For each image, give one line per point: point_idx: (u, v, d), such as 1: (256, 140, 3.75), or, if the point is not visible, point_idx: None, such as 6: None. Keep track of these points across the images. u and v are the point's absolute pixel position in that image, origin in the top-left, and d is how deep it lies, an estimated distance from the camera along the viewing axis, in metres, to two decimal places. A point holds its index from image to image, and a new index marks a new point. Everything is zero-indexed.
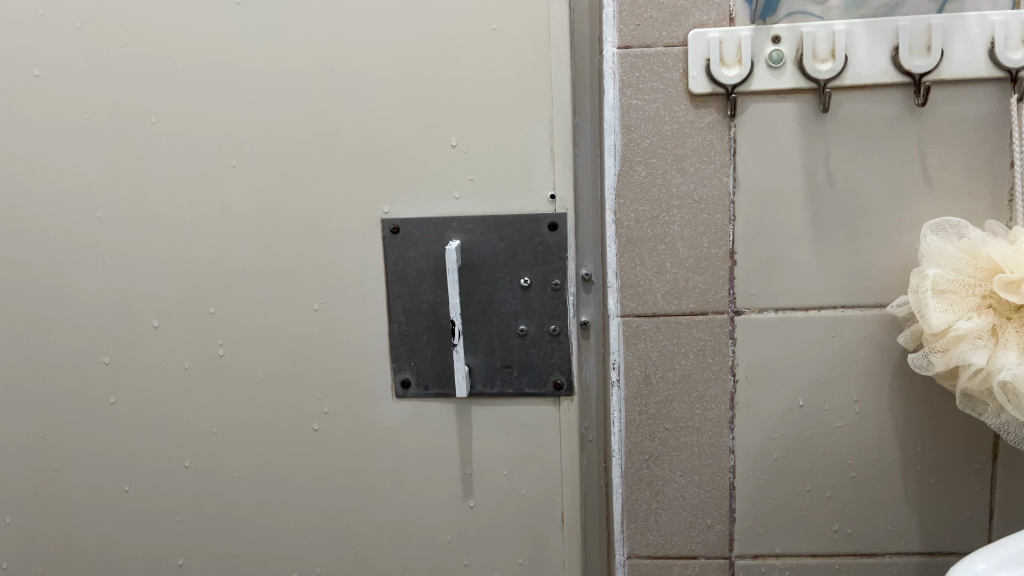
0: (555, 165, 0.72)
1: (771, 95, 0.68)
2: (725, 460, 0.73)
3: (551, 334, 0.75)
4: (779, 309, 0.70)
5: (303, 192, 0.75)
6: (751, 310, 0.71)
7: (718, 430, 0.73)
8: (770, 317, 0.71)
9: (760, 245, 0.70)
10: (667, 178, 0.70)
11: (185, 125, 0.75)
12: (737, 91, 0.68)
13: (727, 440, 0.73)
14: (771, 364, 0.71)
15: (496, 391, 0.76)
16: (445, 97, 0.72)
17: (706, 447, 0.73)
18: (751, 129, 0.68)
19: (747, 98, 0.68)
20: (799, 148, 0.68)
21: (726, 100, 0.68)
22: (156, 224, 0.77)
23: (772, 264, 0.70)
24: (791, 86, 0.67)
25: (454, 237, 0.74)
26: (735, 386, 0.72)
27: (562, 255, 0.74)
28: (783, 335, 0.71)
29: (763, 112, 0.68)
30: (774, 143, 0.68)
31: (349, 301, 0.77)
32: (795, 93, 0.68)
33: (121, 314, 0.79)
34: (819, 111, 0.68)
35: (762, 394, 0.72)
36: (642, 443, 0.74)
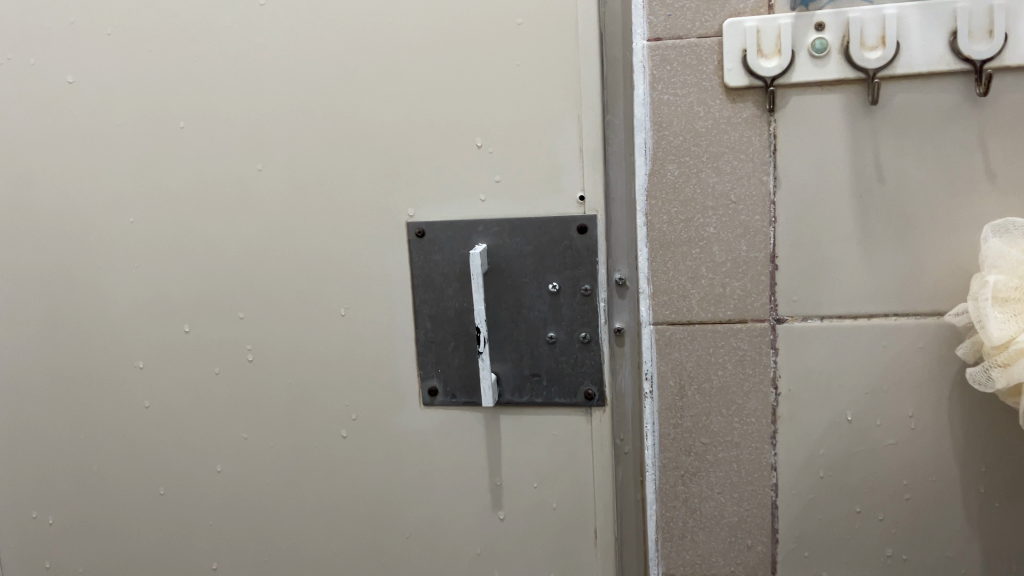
0: (583, 166, 0.69)
1: (815, 86, 0.63)
2: (766, 478, 0.68)
3: (582, 342, 0.71)
4: (824, 317, 0.66)
5: (327, 196, 0.74)
6: (793, 318, 0.66)
7: (758, 445, 0.68)
8: (814, 326, 0.66)
9: (802, 249, 0.65)
10: (702, 178, 0.65)
11: (211, 129, 0.75)
12: (778, 83, 0.63)
13: (768, 456, 0.68)
14: (816, 376, 0.66)
15: (525, 400, 0.73)
16: (470, 97, 0.69)
17: (746, 464, 0.68)
18: (793, 124, 0.64)
19: (788, 90, 0.63)
20: (845, 144, 0.63)
21: (766, 93, 0.63)
22: (186, 229, 0.77)
23: (817, 269, 0.65)
24: (836, 76, 0.62)
25: (481, 241, 0.72)
26: (777, 399, 0.67)
27: (593, 259, 0.70)
28: (829, 345, 0.66)
29: (806, 105, 0.63)
30: (818, 140, 0.64)
31: (375, 307, 0.75)
32: (841, 84, 0.63)
33: (154, 319, 0.79)
34: (868, 104, 0.62)
35: (806, 408, 0.67)
36: (677, 458, 0.69)
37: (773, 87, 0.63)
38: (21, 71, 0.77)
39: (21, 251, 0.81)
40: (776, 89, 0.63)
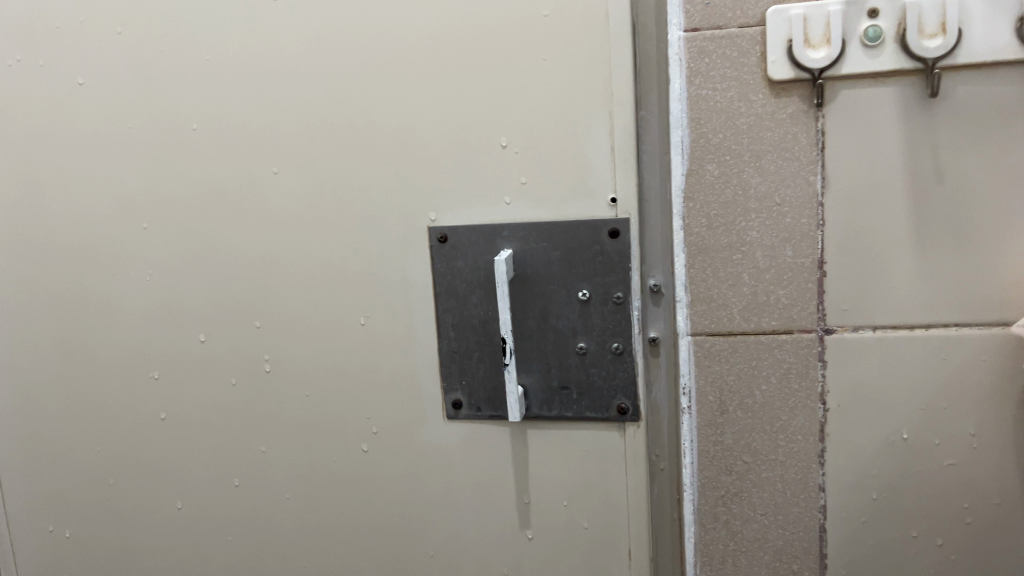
0: (615, 166, 0.64)
1: (867, 78, 0.58)
2: (813, 500, 0.64)
3: (614, 353, 0.67)
4: (877, 328, 0.61)
5: (345, 199, 0.70)
6: (843, 329, 0.61)
7: (805, 464, 0.63)
8: (866, 337, 0.61)
9: (853, 254, 0.60)
10: (743, 178, 0.61)
11: (224, 131, 0.71)
12: (827, 75, 0.58)
13: (815, 476, 0.63)
14: (868, 391, 0.62)
15: (554, 415, 0.69)
16: (493, 94, 0.65)
17: (792, 484, 0.64)
18: (843, 119, 0.59)
19: (838, 82, 0.58)
20: (901, 141, 0.58)
21: (813, 87, 0.58)
22: (200, 235, 0.74)
23: (869, 275, 0.60)
24: (891, 67, 0.57)
25: (506, 247, 0.68)
26: (825, 416, 0.62)
27: (625, 265, 0.66)
28: (882, 358, 0.61)
29: (857, 99, 0.58)
30: (871, 136, 0.58)
31: (396, 316, 0.71)
32: (896, 75, 0.58)
33: (169, 328, 0.76)
34: (925, 96, 0.57)
35: (857, 425, 0.62)
36: (717, 478, 0.65)
37: (822, 80, 0.58)
38: (29, 73, 0.74)
39: (34, 258, 0.78)
40: (825, 82, 0.58)
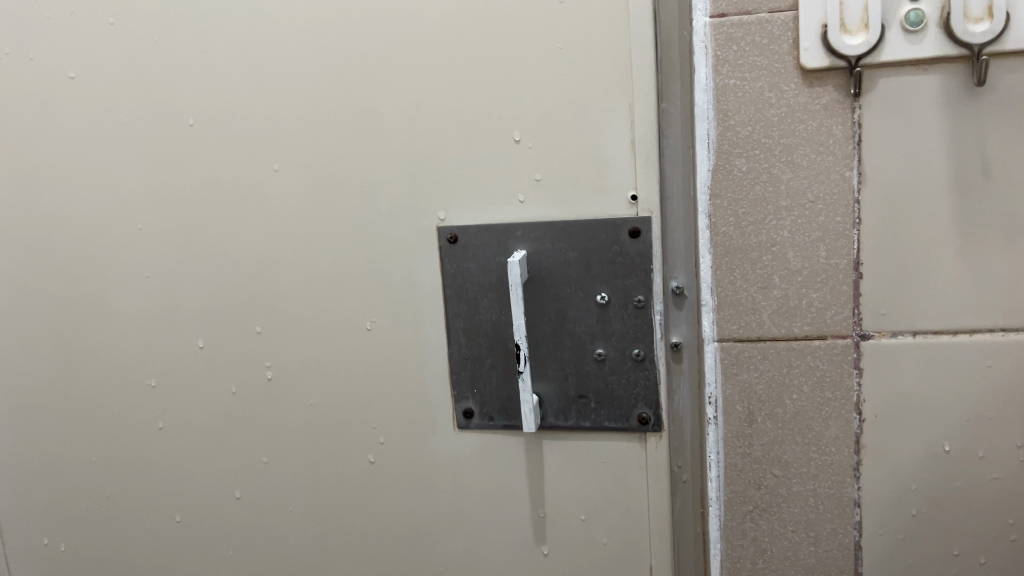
0: (636, 161, 0.61)
1: (907, 66, 0.54)
2: (848, 515, 0.60)
3: (635, 359, 0.63)
4: (917, 333, 0.57)
5: (350, 198, 0.67)
6: (881, 334, 0.57)
7: (839, 478, 0.60)
8: (905, 342, 0.57)
9: (891, 255, 0.56)
10: (774, 174, 0.57)
11: (223, 126, 0.68)
12: (865, 63, 0.54)
13: (850, 490, 0.60)
14: (906, 401, 0.58)
15: (571, 425, 0.66)
16: (506, 86, 0.62)
17: (825, 499, 0.60)
18: (881, 109, 0.55)
19: (876, 70, 0.54)
20: (943, 133, 0.54)
21: (850, 76, 0.54)
22: (198, 236, 0.71)
23: (909, 277, 0.56)
24: (934, 54, 0.53)
25: (520, 247, 0.64)
26: (861, 426, 0.59)
27: (647, 266, 0.62)
28: (922, 365, 0.57)
29: (897, 88, 0.54)
30: (911, 127, 0.55)
31: (404, 320, 0.68)
32: (939, 62, 0.54)
33: (166, 334, 0.73)
34: (971, 86, 0.54)
35: (895, 437, 0.58)
36: (745, 492, 0.61)
37: (859, 68, 0.54)
38: (19, 65, 0.71)
39: (26, 260, 0.75)
40: (863, 70, 0.54)
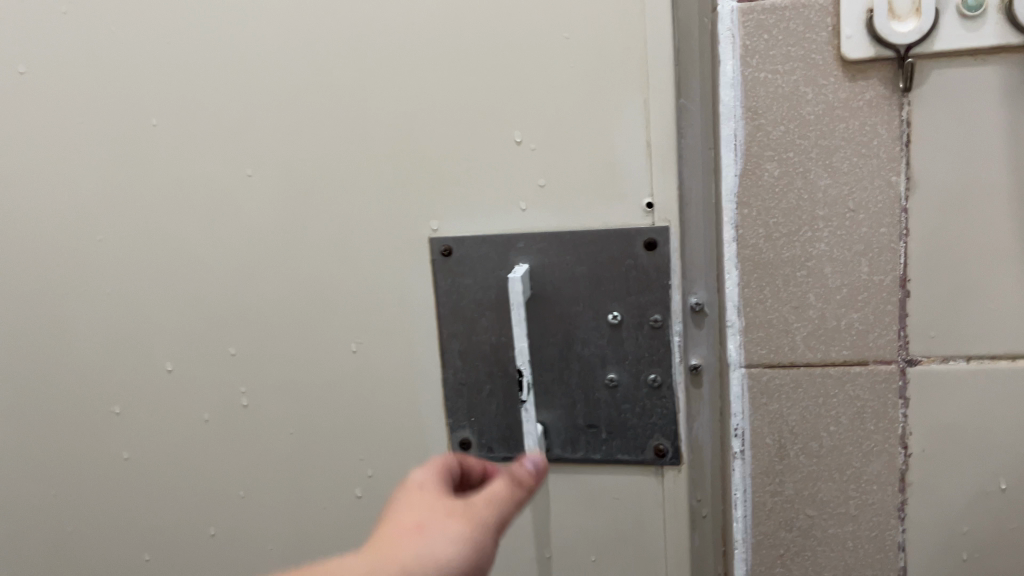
0: (652, 165, 0.54)
1: (964, 56, 0.47)
2: (891, 560, 0.54)
3: (651, 386, 0.57)
4: (971, 358, 0.50)
5: (331, 206, 0.60)
6: (929, 359, 0.51)
7: (881, 519, 0.53)
8: (957, 369, 0.51)
9: (944, 271, 0.49)
10: (810, 180, 0.50)
11: (188, 126, 0.61)
12: (915, 53, 0.47)
13: (894, 533, 0.53)
14: (958, 434, 0.51)
15: (579, 456, 0.59)
16: (505, 81, 0.55)
17: (865, 542, 0.54)
18: (933, 105, 0.48)
19: (928, 61, 0.47)
20: (1005, 133, 0.47)
21: (898, 67, 0.48)
22: (163, 248, 0.64)
23: (963, 297, 0.50)
24: (995, 42, 0.46)
25: (522, 261, 0.58)
26: (906, 462, 0.52)
27: (664, 282, 0.55)
28: (976, 394, 0.51)
29: (953, 80, 0.47)
30: (967, 126, 0.48)
31: (392, 341, 0.61)
32: (1001, 52, 0.47)
33: (131, 356, 0.66)
34: None
35: (944, 473, 0.52)
36: (775, 534, 0.55)
37: (909, 58, 0.47)
38: None
39: None
40: (913, 62, 0.47)
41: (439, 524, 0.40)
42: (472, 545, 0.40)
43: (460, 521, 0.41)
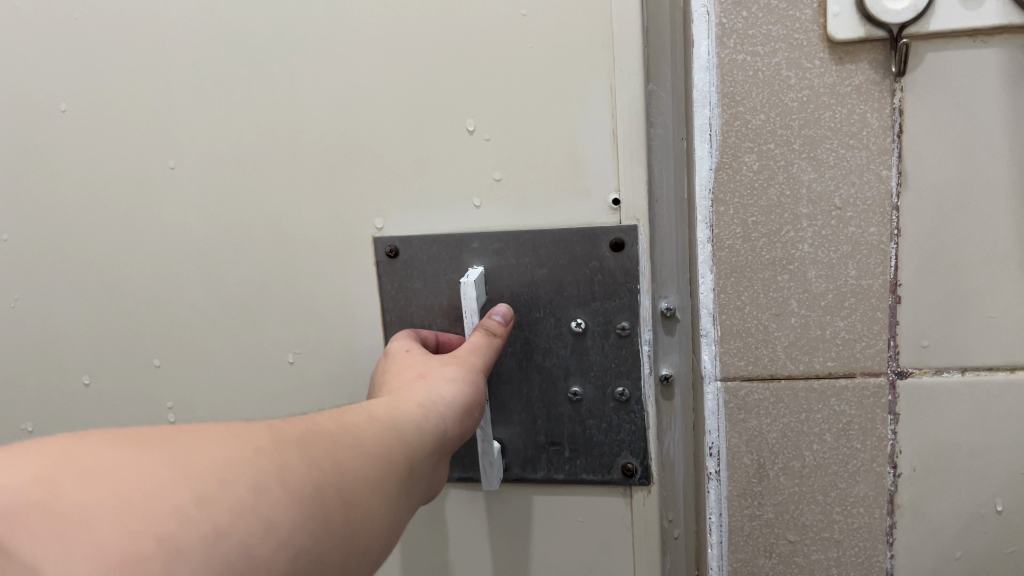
0: (619, 157, 0.49)
1: (961, 37, 0.42)
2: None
3: (618, 400, 0.52)
4: (966, 369, 0.46)
5: (263, 203, 0.54)
6: (922, 371, 0.46)
7: (868, 544, 0.49)
8: (952, 382, 0.46)
9: (938, 275, 0.45)
10: (793, 174, 0.45)
11: (101, 114, 0.54)
12: (910, 33, 0.42)
13: (882, 559, 0.49)
14: (951, 451, 0.47)
15: (541, 477, 0.54)
16: (455, 63, 0.49)
17: (850, 569, 0.50)
18: (927, 91, 0.43)
19: (923, 43, 0.43)
20: (1007, 123, 0.43)
21: (891, 49, 0.43)
22: (76, 249, 0.57)
23: (959, 302, 0.45)
24: (996, 22, 0.41)
25: (475, 263, 0.52)
26: (895, 483, 0.48)
27: (632, 286, 0.50)
28: (971, 409, 0.46)
29: (949, 63, 0.43)
30: (964, 114, 0.43)
31: (334, 351, 0.56)
32: (1002, 32, 0.42)
33: (46, 368, 0.60)
34: None
35: (935, 494, 0.48)
36: (754, 561, 0.51)
37: (904, 39, 0.42)
38: None
39: None
40: (908, 43, 0.42)
41: (436, 369, 0.43)
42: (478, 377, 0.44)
43: (460, 362, 0.45)
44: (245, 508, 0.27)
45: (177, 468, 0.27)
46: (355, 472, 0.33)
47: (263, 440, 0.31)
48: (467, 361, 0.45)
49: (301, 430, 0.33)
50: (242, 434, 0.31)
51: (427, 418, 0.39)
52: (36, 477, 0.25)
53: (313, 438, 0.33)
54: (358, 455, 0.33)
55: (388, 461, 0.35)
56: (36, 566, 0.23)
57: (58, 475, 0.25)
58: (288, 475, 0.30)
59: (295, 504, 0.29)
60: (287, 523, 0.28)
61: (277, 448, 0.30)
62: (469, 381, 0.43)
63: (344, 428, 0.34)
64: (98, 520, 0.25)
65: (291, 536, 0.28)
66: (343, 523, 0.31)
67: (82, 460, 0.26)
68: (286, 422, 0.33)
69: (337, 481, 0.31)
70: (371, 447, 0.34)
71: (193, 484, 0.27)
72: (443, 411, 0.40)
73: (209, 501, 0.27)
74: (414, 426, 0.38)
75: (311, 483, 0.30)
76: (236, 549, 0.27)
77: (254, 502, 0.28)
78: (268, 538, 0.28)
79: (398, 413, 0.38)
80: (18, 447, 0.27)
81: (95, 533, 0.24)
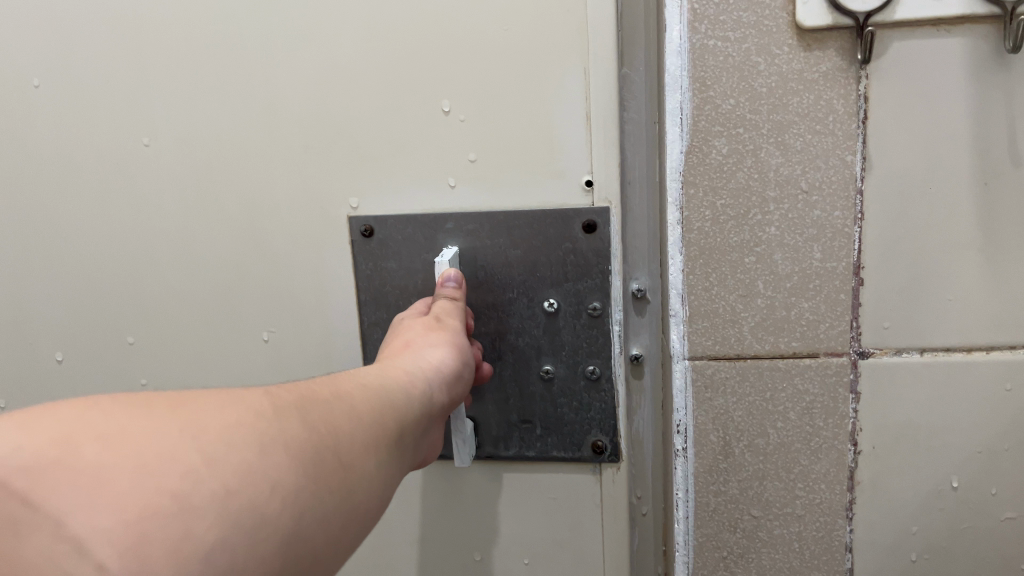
0: (592, 138, 0.50)
1: (925, 26, 0.44)
2: (838, 562, 0.51)
3: (589, 378, 0.53)
4: (925, 350, 0.47)
5: (239, 182, 0.54)
6: (882, 352, 0.48)
7: (829, 520, 0.50)
8: (911, 362, 0.48)
9: (898, 259, 0.46)
10: (761, 158, 0.46)
11: (75, 88, 0.54)
12: (875, 21, 0.44)
13: (842, 533, 0.51)
14: (909, 429, 0.49)
15: (513, 454, 0.55)
16: (430, 43, 0.49)
17: (811, 544, 0.51)
18: (892, 77, 0.44)
19: (888, 30, 0.44)
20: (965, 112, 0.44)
21: (858, 37, 0.44)
22: (50, 225, 0.57)
23: (919, 285, 0.47)
24: (959, 11, 0.43)
25: (450, 243, 0.53)
26: (855, 460, 0.49)
27: (604, 268, 0.51)
28: (931, 389, 0.48)
29: (912, 50, 0.44)
30: (928, 100, 0.44)
31: (309, 329, 0.56)
32: (964, 22, 0.43)
33: (16, 345, 0.60)
34: (1003, 50, 0.43)
35: (895, 471, 0.49)
36: (719, 536, 0.52)
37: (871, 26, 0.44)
38: None
39: None
40: (874, 30, 0.43)
41: (422, 339, 0.46)
42: (459, 348, 0.46)
43: (445, 329, 0.47)
44: (252, 472, 0.28)
45: (185, 432, 0.28)
46: (351, 439, 0.34)
47: (265, 405, 0.32)
48: (452, 329, 0.47)
49: (297, 396, 0.34)
50: (244, 399, 0.31)
51: (414, 383, 0.41)
52: (55, 439, 0.26)
53: (309, 404, 0.34)
54: (352, 422, 0.35)
55: (381, 426, 0.37)
56: (59, 521, 0.25)
57: (73, 439, 0.26)
58: (291, 440, 0.31)
59: (297, 467, 0.30)
60: (292, 485, 0.29)
61: (280, 413, 0.32)
62: (453, 348, 0.46)
63: (339, 396, 0.36)
64: (113, 477, 0.26)
65: (297, 496, 0.29)
66: (342, 488, 0.32)
67: (93, 423, 0.27)
68: (283, 390, 0.34)
69: (335, 445, 0.33)
70: (365, 413, 0.36)
71: (201, 447, 0.28)
72: (428, 377, 0.43)
73: (219, 462, 0.28)
74: (403, 394, 0.40)
75: (314, 448, 0.31)
76: (244, 509, 0.27)
77: (259, 465, 0.29)
78: (273, 499, 0.28)
79: (388, 380, 0.40)
80: (37, 407, 0.28)
81: (115, 490, 0.25)
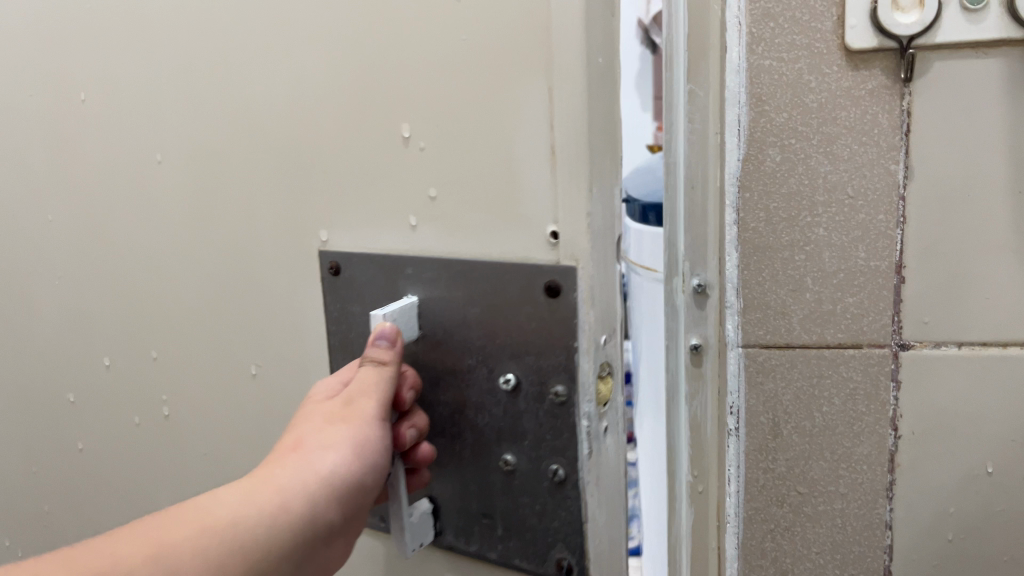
0: (557, 178, 0.38)
1: (968, 48, 0.42)
2: (879, 539, 0.50)
3: (553, 480, 0.42)
4: (964, 344, 0.46)
5: (230, 203, 0.51)
6: (922, 344, 0.47)
7: (871, 499, 0.50)
8: (949, 354, 0.46)
9: (938, 259, 0.45)
10: (810, 167, 0.46)
11: (108, 104, 0.54)
12: (918, 44, 0.42)
13: (883, 512, 0.50)
14: (947, 419, 0.47)
15: (473, 552, 0.46)
16: (388, 58, 0.42)
17: (853, 521, 0.50)
18: (937, 97, 0.43)
19: (930, 53, 0.43)
20: None
21: (900, 60, 0.43)
22: (97, 237, 0.59)
23: (963, 284, 0.45)
24: (999, 36, 0.41)
25: (410, 291, 0.45)
26: (896, 445, 0.48)
27: (568, 344, 0.40)
28: (969, 380, 0.46)
29: (955, 73, 0.42)
30: (972, 126, 0.43)
31: (289, 367, 0.51)
32: (1008, 44, 0.42)
33: (81, 345, 0.63)
34: None
35: (934, 457, 0.48)
36: (765, 509, 0.52)
37: (912, 49, 0.43)
38: None
39: None
40: (916, 53, 0.42)
41: (320, 437, 0.40)
42: (366, 444, 0.40)
43: (352, 418, 0.40)
44: None
45: None
46: None
47: None
48: (362, 416, 0.40)
49: None
50: None
51: (280, 510, 0.37)
52: None
53: None
54: None
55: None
56: None
57: None
58: None
59: None
60: None
61: None
62: (358, 445, 0.40)
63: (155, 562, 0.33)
64: None
65: None
66: None
67: None
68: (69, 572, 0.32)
69: None
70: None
71: None
72: (311, 496, 0.38)
73: None
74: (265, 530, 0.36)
75: None
76: None
77: None
78: None
79: (239, 513, 0.36)
80: None
81: None
